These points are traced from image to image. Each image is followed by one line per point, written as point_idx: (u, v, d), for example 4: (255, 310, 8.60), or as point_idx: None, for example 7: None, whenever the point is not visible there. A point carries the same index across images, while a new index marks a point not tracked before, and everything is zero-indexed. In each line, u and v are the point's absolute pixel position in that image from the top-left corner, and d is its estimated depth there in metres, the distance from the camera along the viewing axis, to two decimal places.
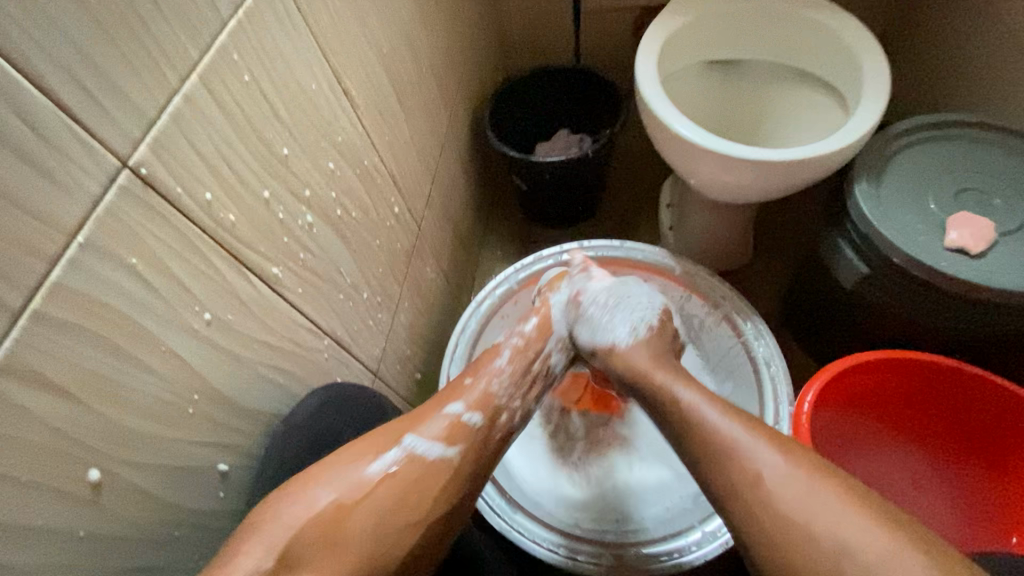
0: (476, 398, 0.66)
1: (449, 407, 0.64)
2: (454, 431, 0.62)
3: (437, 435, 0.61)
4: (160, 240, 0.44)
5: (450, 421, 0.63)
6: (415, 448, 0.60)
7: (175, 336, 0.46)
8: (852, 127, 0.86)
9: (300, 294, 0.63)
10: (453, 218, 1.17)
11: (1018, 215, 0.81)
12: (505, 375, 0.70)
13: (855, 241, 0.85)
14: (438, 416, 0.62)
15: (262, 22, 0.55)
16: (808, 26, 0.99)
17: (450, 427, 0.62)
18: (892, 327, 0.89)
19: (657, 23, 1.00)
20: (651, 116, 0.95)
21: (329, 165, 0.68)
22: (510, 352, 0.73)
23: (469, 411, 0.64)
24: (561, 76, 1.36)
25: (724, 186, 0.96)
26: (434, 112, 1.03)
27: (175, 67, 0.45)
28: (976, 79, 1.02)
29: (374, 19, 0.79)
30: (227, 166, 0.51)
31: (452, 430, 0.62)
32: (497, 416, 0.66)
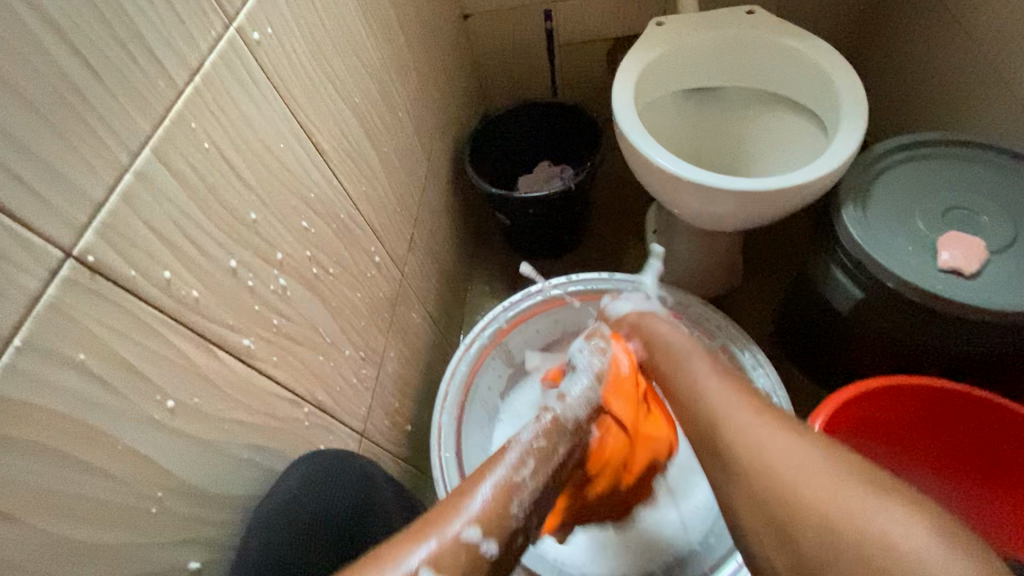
0: (505, 474, 0.59)
1: (483, 486, 0.57)
2: (503, 525, 0.55)
3: (475, 522, 0.53)
4: (113, 329, 0.41)
5: (494, 516, 0.55)
6: (469, 551, 0.51)
7: (132, 430, 0.43)
8: (833, 151, 0.85)
9: (275, 362, 0.60)
10: (437, 259, 1.14)
11: (1007, 231, 0.80)
12: (515, 441, 0.65)
13: (846, 266, 0.83)
14: (474, 498, 0.56)
15: (221, 86, 0.53)
16: (780, 52, 1.00)
17: (495, 519, 0.55)
18: (892, 350, 0.86)
19: (631, 57, 1.00)
20: (631, 149, 0.94)
21: (302, 223, 0.65)
22: None
23: (508, 506, 0.57)
24: (539, 109, 1.36)
25: (710, 216, 0.95)
26: (412, 155, 1.02)
27: (124, 144, 0.42)
28: (951, 93, 1.03)
29: (343, 69, 0.77)
30: (188, 240, 0.49)
31: (496, 523, 0.55)
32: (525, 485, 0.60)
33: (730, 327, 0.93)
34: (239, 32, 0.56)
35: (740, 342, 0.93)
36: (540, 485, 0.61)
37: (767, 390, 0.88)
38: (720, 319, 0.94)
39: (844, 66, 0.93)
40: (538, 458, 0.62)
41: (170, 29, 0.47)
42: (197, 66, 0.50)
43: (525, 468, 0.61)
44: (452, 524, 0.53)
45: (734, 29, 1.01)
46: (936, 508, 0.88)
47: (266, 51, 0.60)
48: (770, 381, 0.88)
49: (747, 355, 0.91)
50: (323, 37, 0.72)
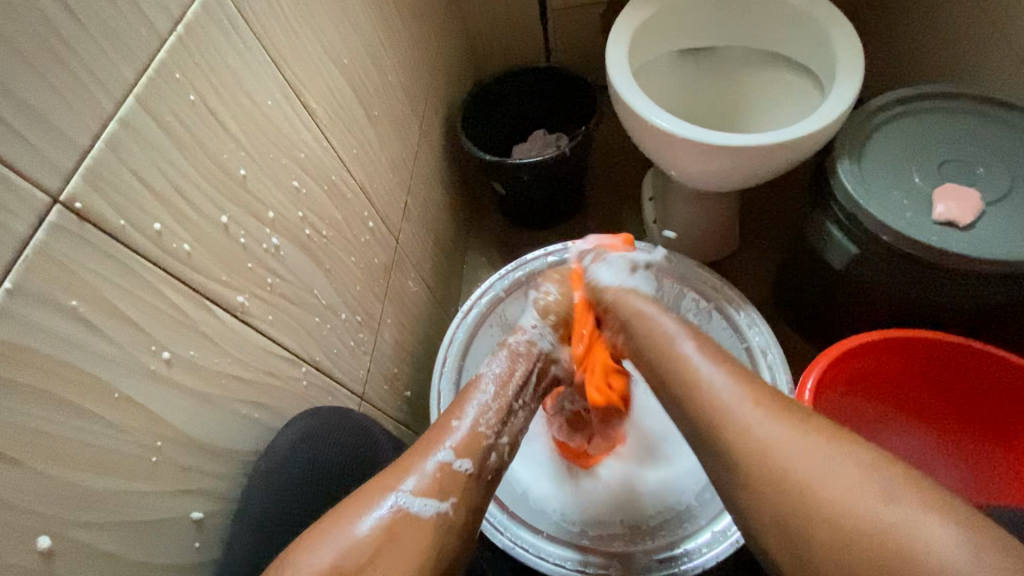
0: (464, 441, 0.61)
1: (437, 454, 0.59)
2: (476, 442, 0.62)
3: (428, 488, 0.55)
4: (105, 278, 0.41)
5: (467, 437, 0.62)
6: (442, 468, 0.58)
7: (129, 379, 0.43)
8: (829, 106, 0.85)
9: (271, 321, 0.60)
10: (433, 228, 1.14)
11: (1003, 183, 0.79)
12: (491, 411, 0.66)
13: (842, 221, 0.83)
14: (426, 465, 0.57)
15: (205, 38, 0.52)
16: (776, 7, 0.98)
17: (467, 439, 0.61)
18: (887, 306, 0.87)
19: (625, 15, 0.98)
20: (626, 109, 0.93)
21: (293, 183, 0.65)
22: (490, 382, 0.69)
23: (474, 426, 0.63)
24: (533, 76, 1.34)
25: (705, 175, 0.94)
26: (404, 121, 1.00)
27: (108, 91, 0.42)
28: (949, 48, 1.02)
29: (331, 29, 0.76)
30: (178, 193, 0.48)
31: (468, 443, 0.61)
32: (488, 452, 0.62)
33: (726, 287, 0.93)
34: None
35: (735, 302, 0.93)
36: (504, 415, 0.67)
37: (763, 347, 0.88)
38: (715, 279, 0.94)
39: (841, 20, 0.92)
40: (505, 393, 0.68)
41: None
42: (180, 14, 0.49)
43: (489, 406, 0.66)
44: (426, 453, 0.59)
45: None
46: (932, 461, 0.88)
47: (251, 4, 0.59)
48: (765, 339, 0.89)
49: (742, 315, 0.92)
50: None
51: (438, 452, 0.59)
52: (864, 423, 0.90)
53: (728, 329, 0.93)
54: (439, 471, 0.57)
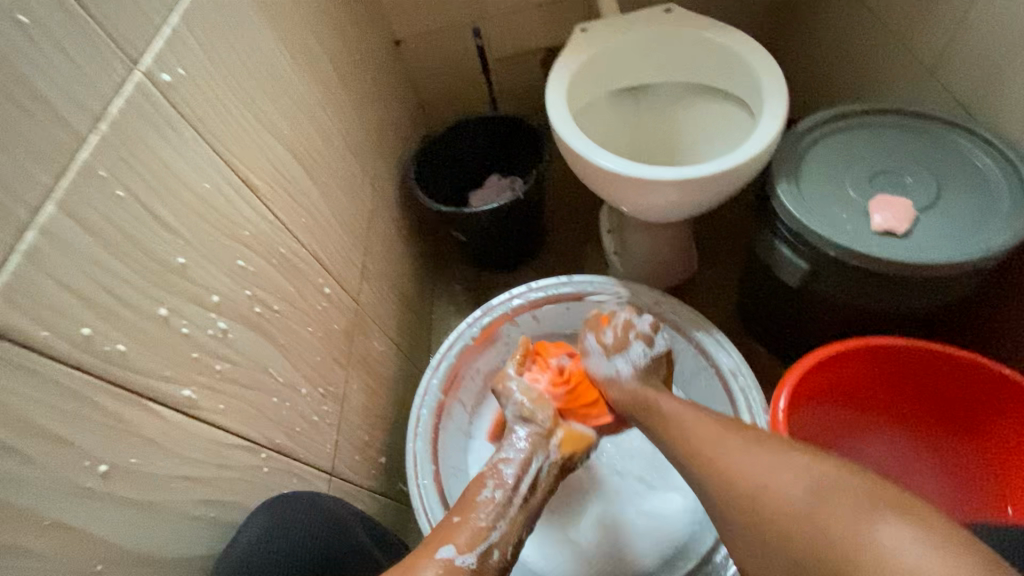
0: (467, 538, 0.61)
1: (440, 552, 0.58)
2: (476, 534, 0.61)
3: None
4: (27, 398, 0.39)
5: (471, 533, 0.61)
6: (447, 564, 0.57)
7: (61, 502, 0.40)
8: (761, 132, 0.89)
9: (223, 410, 0.57)
10: (395, 285, 1.13)
11: (930, 188, 0.84)
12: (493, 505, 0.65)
13: (788, 239, 0.86)
14: (429, 565, 0.56)
15: (132, 131, 0.51)
16: (699, 44, 1.03)
17: (471, 535, 0.61)
18: (844, 315, 0.89)
19: (559, 64, 1.02)
20: (571, 153, 0.96)
21: (239, 263, 0.64)
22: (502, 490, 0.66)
23: (474, 523, 0.62)
24: (481, 124, 1.37)
25: (655, 209, 0.97)
26: (355, 182, 1.00)
27: (22, 201, 0.40)
28: (864, 70, 1.09)
29: (271, 106, 0.76)
30: (109, 293, 0.46)
31: (471, 538, 0.61)
32: (492, 547, 0.61)
33: (689, 311, 0.94)
34: (147, 75, 0.54)
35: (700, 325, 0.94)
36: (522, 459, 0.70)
37: (733, 369, 0.89)
38: (676, 305, 0.95)
39: (759, 51, 0.97)
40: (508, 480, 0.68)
41: (66, 78, 0.45)
42: (101, 113, 0.48)
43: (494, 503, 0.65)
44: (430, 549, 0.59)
45: (654, 26, 1.04)
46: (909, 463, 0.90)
47: (181, 92, 0.59)
48: (734, 361, 0.90)
49: (708, 338, 0.92)
50: (243, 73, 0.71)
51: (441, 550, 0.59)
52: (840, 435, 0.91)
53: (695, 354, 0.93)
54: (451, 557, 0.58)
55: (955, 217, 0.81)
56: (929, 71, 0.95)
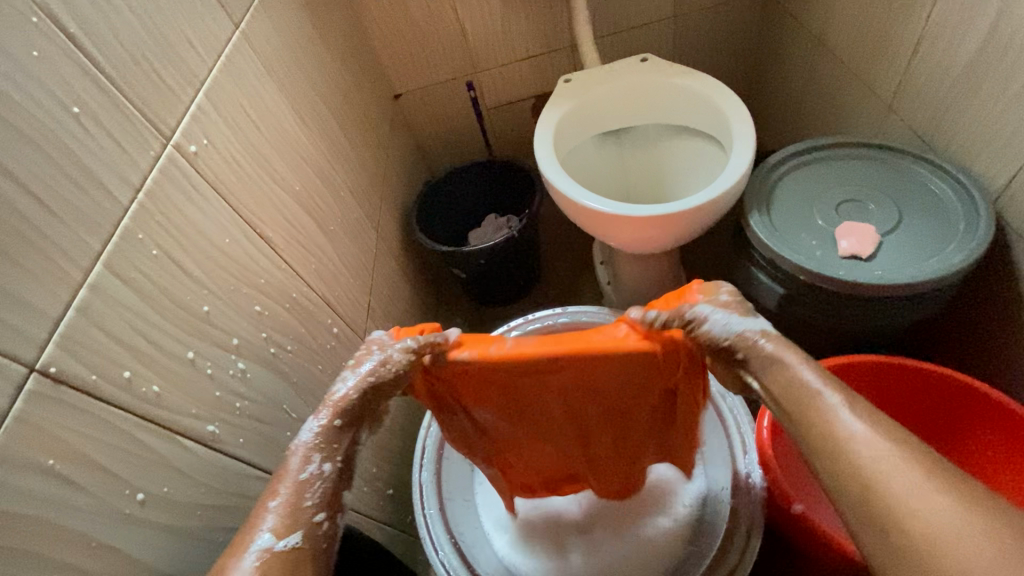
0: (286, 514, 0.53)
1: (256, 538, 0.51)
2: (301, 507, 0.54)
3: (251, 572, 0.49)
4: (80, 434, 0.45)
5: (288, 506, 0.54)
6: (262, 555, 0.50)
7: (106, 525, 0.45)
8: (731, 169, 0.96)
9: (243, 443, 0.63)
10: (399, 322, 1.19)
11: (893, 214, 0.90)
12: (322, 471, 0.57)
13: (763, 265, 0.92)
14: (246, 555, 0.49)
15: (165, 198, 0.59)
16: (673, 90, 1.12)
17: (290, 510, 0.54)
18: (823, 335, 0.94)
19: (545, 114, 1.11)
20: (558, 193, 1.03)
21: (257, 308, 0.70)
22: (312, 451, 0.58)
23: (297, 501, 0.55)
24: (476, 169, 1.46)
25: (639, 242, 1.04)
26: (360, 228, 1.08)
27: (78, 263, 0.47)
28: (829, 105, 1.18)
29: (283, 166, 0.85)
30: (146, 340, 0.53)
31: (291, 513, 0.54)
32: (318, 516, 0.55)
33: None
34: (177, 148, 0.62)
35: None
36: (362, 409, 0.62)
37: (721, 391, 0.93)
38: None
39: (728, 95, 1.06)
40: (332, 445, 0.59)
41: (112, 157, 0.53)
42: (140, 184, 0.56)
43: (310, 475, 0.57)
44: (260, 508, 0.54)
45: (630, 76, 1.13)
46: None
47: (206, 160, 0.67)
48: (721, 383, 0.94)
49: None
50: (259, 139, 0.80)
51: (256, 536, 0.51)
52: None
53: None
54: (283, 505, 0.54)
55: (917, 240, 0.87)
56: (888, 105, 1.03)
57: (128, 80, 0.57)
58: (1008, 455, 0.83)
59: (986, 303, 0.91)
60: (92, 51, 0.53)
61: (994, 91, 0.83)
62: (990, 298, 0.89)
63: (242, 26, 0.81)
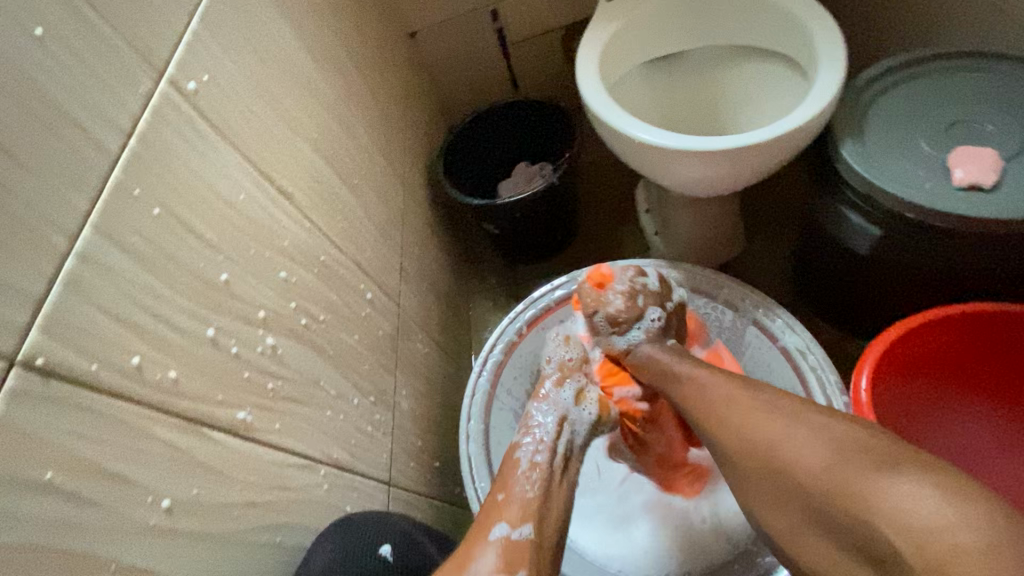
0: (519, 509, 0.55)
1: (494, 530, 0.53)
2: (526, 504, 0.56)
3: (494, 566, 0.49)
4: (86, 436, 0.36)
5: (523, 504, 0.56)
6: (504, 543, 0.52)
7: (129, 542, 0.38)
8: (818, 91, 0.81)
9: (280, 430, 0.55)
10: (433, 284, 1.10)
11: (1018, 136, 0.76)
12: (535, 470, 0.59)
13: (857, 204, 0.79)
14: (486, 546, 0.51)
15: (163, 146, 0.49)
16: (739, 2, 0.96)
17: (520, 508, 0.55)
18: (922, 282, 0.82)
19: (588, 40, 0.96)
20: (609, 130, 0.90)
21: (282, 274, 0.61)
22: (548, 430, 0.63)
23: (524, 501, 0.56)
24: (505, 112, 1.32)
25: (704, 184, 0.91)
26: (385, 182, 0.97)
27: (62, 227, 0.38)
28: (923, 12, 1.00)
29: (297, 109, 0.73)
30: (156, 318, 0.44)
31: (521, 508, 0.55)
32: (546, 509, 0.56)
33: (751, 293, 0.88)
34: (173, 84, 0.52)
35: (764, 306, 0.88)
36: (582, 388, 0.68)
37: (801, 349, 0.83)
38: (739, 287, 0.89)
39: (808, 3, 0.90)
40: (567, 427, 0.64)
41: (91, 94, 0.43)
42: (130, 128, 0.45)
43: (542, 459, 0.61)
44: (490, 514, 0.55)
45: None
46: (1009, 445, 0.82)
47: (208, 100, 0.56)
48: (803, 340, 0.83)
49: (775, 319, 0.86)
50: (267, 77, 0.68)
51: (495, 529, 0.53)
52: (924, 413, 0.83)
53: (758, 334, 0.88)
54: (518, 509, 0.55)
55: None
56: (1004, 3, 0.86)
57: None
58: None
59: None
60: None
61: None
62: None
63: None
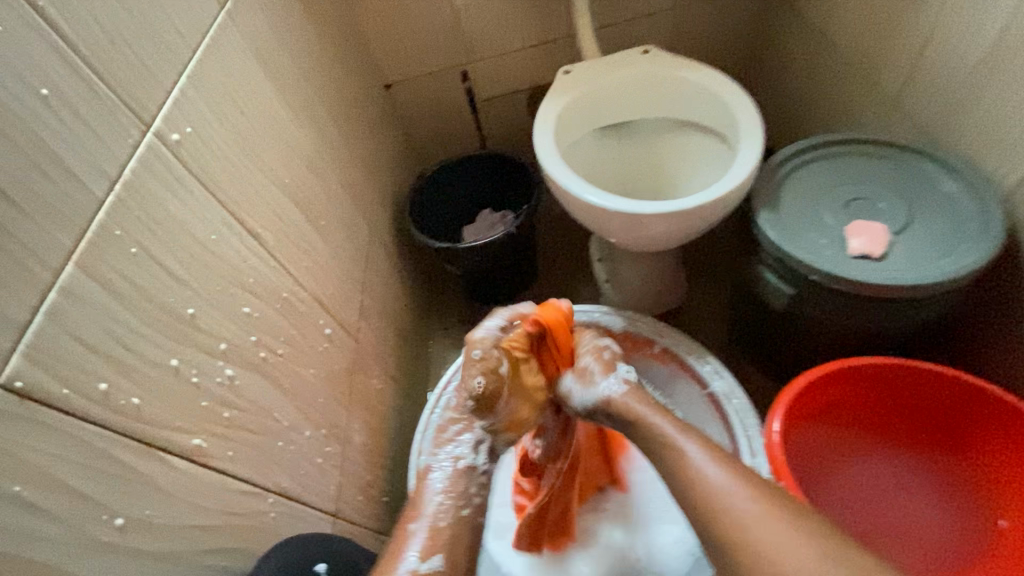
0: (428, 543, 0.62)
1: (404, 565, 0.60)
2: (438, 528, 0.63)
3: None
4: (51, 454, 0.40)
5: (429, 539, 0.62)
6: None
7: (81, 557, 0.41)
8: (738, 166, 0.93)
9: (232, 457, 0.58)
10: (393, 321, 1.15)
11: (903, 214, 0.88)
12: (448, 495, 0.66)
13: (773, 265, 0.90)
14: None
15: (145, 191, 0.54)
16: (677, 83, 1.09)
17: (431, 534, 0.62)
18: (830, 336, 0.92)
19: (545, 108, 1.08)
20: (560, 188, 1.00)
21: (245, 310, 0.65)
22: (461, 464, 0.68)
23: (429, 564, 0.60)
24: (471, 162, 1.42)
25: (643, 240, 1.01)
26: (352, 224, 1.04)
27: (47, 263, 0.42)
28: (833, 102, 1.16)
29: (272, 156, 0.80)
30: (125, 348, 0.48)
31: (433, 539, 0.62)
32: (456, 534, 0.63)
33: (684, 340, 0.97)
34: (158, 136, 0.57)
35: (695, 352, 0.96)
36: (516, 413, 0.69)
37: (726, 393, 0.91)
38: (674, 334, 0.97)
39: (734, 89, 1.03)
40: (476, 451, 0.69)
41: (85, 145, 0.48)
42: (116, 175, 0.51)
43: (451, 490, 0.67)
44: (403, 537, 0.63)
45: (633, 68, 1.10)
46: (907, 488, 0.91)
47: (189, 149, 0.62)
48: (728, 385, 0.92)
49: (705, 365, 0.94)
50: (246, 128, 0.74)
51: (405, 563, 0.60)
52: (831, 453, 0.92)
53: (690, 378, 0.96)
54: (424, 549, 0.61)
55: (928, 239, 0.85)
56: (893, 101, 1.01)
57: (102, 60, 0.52)
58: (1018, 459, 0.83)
59: (994, 301, 0.90)
60: (61, 24, 0.48)
61: (1004, 91, 0.82)
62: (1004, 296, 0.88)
63: (227, 5, 0.76)
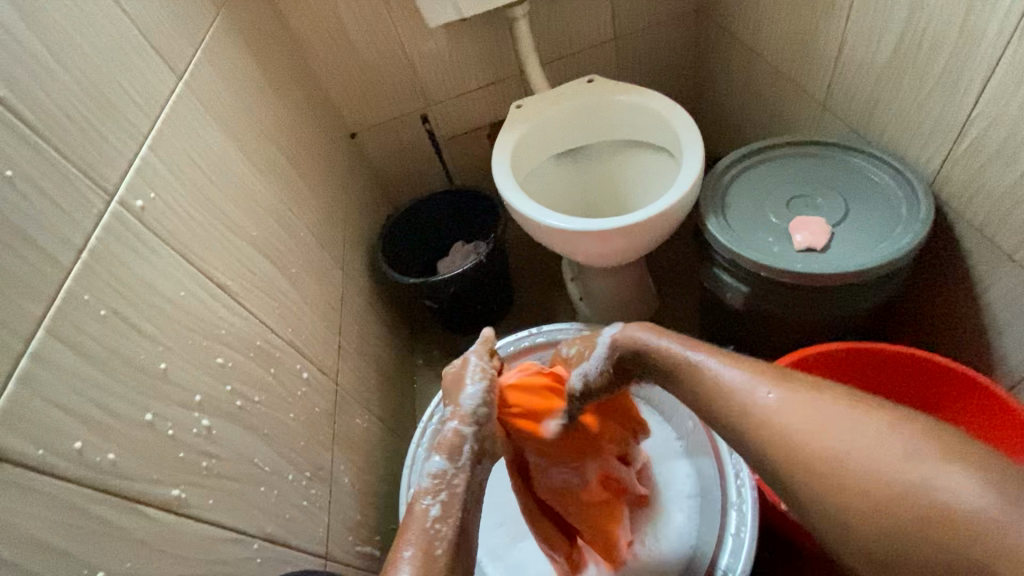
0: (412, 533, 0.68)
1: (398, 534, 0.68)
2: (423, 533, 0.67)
3: None
4: (27, 514, 0.41)
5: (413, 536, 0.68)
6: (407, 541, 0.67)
7: None
8: (680, 181, 0.99)
9: (212, 505, 0.60)
10: (373, 359, 1.17)
11: (840, 206, 0.94)
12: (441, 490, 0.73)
13: (727, 266, 0.94)
14: None
15: (112, 257, 0.57)
16: (621, 107, 1.16)
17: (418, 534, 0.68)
18: (791, 328, 0.96)
19: (501, 142, 1.13)
20: (521, 215, 1.05)
21: (219, 360, 0.68)
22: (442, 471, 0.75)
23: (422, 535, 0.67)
24: (439, 199, 1.46)
25: (605, 257, 1.05)
26: (324, 268, 1.07)
27: (16, 331, 0.44)
28: (769, 109, 1.23)
29: (237, 212, 0.83)
30: (96, 407, 0.50)
31: (426, 562, 0.51)
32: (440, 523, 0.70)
33: None
34: (122, 204, 0.61)
35: None
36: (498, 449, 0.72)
37: None
38: None
39: (674, 108, 1.10)
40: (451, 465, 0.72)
41: (50, 219, 0.51)
42: (82, 244, 0.54)
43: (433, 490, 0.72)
44: (395, 559, 0.51)
45: (578, 97, 1.17)
46: None
47: (153, 213, 0.65)
48: None
49: None
50: (210, 187, 0.78)
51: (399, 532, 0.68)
52: None
53: None
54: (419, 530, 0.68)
55: (866, 227, 0.91)
56: (822, 103, 1.08)
57: (63, 139, 0.55)
58: (983, 427, 0.88)
59: (942, 278, 0.95)
60: (22, 110, 0.52)
61: (914, 83, 0.88)
62: (949, 271, 0.93)
63: (184, 77, 0.81)
